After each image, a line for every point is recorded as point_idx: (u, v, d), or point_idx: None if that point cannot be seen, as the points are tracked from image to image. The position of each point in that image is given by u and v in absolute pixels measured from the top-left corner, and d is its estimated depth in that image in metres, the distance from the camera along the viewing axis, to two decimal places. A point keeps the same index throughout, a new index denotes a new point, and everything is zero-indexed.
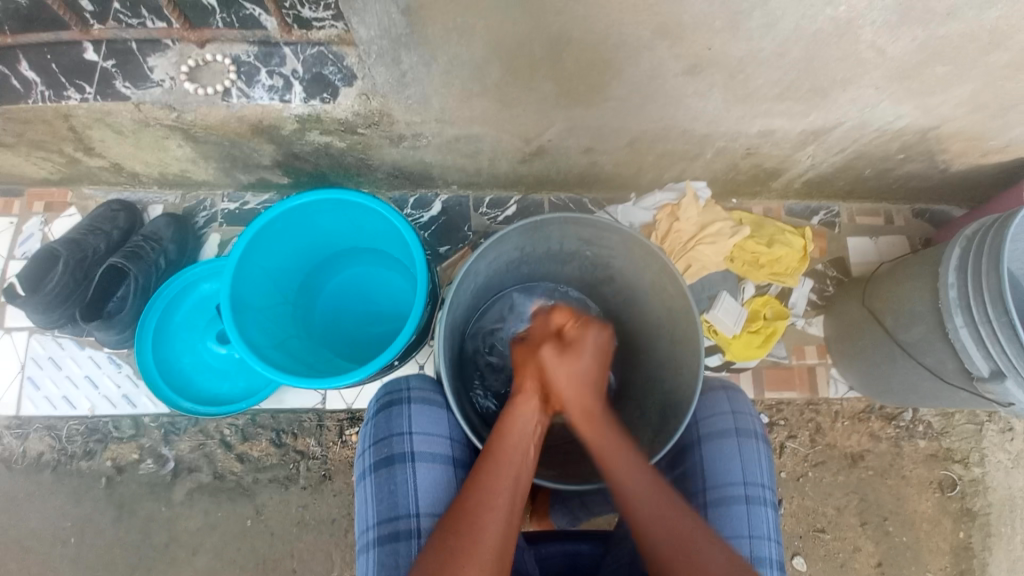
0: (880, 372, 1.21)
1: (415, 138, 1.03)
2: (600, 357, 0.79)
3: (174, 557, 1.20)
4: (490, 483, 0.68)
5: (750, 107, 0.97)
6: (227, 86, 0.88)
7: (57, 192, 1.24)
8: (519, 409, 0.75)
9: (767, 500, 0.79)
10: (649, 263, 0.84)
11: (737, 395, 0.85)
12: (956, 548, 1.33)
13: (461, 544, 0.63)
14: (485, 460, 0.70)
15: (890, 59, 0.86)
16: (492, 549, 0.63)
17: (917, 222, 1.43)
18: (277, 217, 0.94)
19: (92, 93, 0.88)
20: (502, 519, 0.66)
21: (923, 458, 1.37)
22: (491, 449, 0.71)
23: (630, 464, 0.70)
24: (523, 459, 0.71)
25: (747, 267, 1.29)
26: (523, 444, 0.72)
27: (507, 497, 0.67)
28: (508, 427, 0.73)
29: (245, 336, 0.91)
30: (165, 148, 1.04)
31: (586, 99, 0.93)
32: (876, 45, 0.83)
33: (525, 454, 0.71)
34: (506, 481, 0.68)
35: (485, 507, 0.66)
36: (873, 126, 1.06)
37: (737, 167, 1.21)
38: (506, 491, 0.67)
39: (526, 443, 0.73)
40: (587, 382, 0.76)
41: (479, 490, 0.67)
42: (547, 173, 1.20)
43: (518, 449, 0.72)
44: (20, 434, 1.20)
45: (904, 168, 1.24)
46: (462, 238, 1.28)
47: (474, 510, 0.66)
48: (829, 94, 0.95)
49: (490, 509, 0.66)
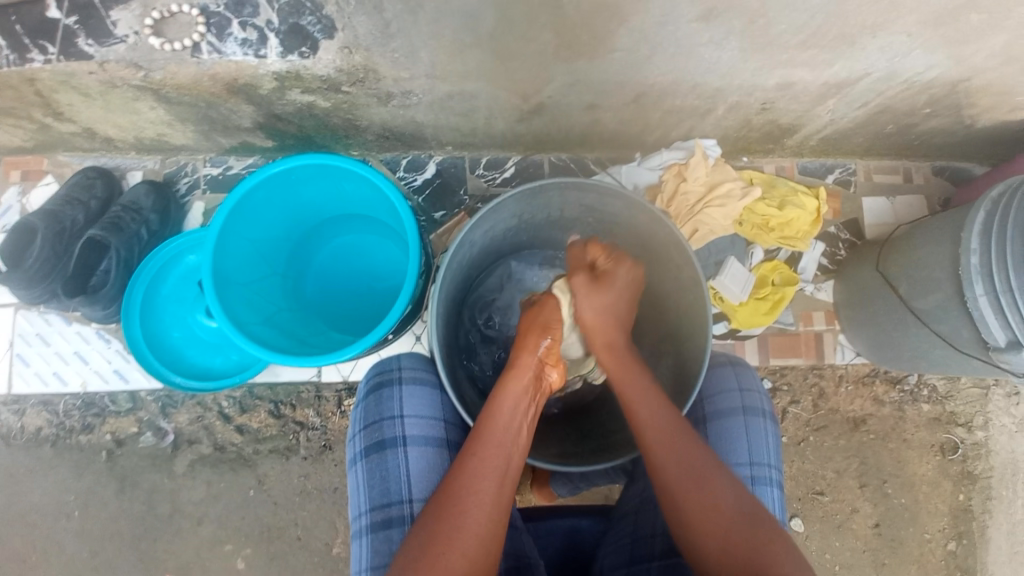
0: (890, 339, 1.17)
1: (405, 96, 0.95)
2: (631, 292, 0.78)
3: (179, 527, 1.21)
4: (475, 464, 0.66)
5: (769, 57, 0.89)
6: (196, 40, 0.81)
7: (33, 159, 1.18)
8: (512, 386, 0.73)
9: (772, 480, 0.78)
10: (655, 231, 0.79)
11: (744, 371, 0.83)
12: (954, 509, 1.34)
13: (445, 530, 0.62)
14: (471, 440, 0.69)
15: (926, 3, 0.80)
16: (475, 534, 0.62)
17: (935, 180, 1.36)
18: (258, 184, 0.89)
19: (56, 54, 0.81)
20: (487, 504, 0.64)
21: (925, 421, 1.36)
22: (478, 431, 0.69)
23: (647, 398, 0.70)
24: (514, 441, 0.69)
25: (756, 231, 1.24)
26: (516, 424, 0.70)
27: (493, 482, 0.65)
28: (496, 408, 0.71)
29: (230, 312, 0.87)
30: (137, 110, 0.97)
31: (589, 51, 0.86)
32: None
33: (516, 435, 0.69)
34: (494, 464, 0.66)
35: (470, 492, 0.64)
36: (899, 79, 0.98)
37: (750, 124, 1.13)
38: (493, 476, 0.66)
39: (519, 424, 0.70)
40: (613, 314, 0.77)
41: (465, 474, 0.66)
42: (547, 132, 1.13)
43: (508, 431, 0.69)
44: (17, 411, 1.19)
45: (927, 123, 1.16)
46: (457, 202, 1.22)
47: (459, 495, 0.64)
48: (856, 42, 0.87)
49: (474, 493, 0.64)
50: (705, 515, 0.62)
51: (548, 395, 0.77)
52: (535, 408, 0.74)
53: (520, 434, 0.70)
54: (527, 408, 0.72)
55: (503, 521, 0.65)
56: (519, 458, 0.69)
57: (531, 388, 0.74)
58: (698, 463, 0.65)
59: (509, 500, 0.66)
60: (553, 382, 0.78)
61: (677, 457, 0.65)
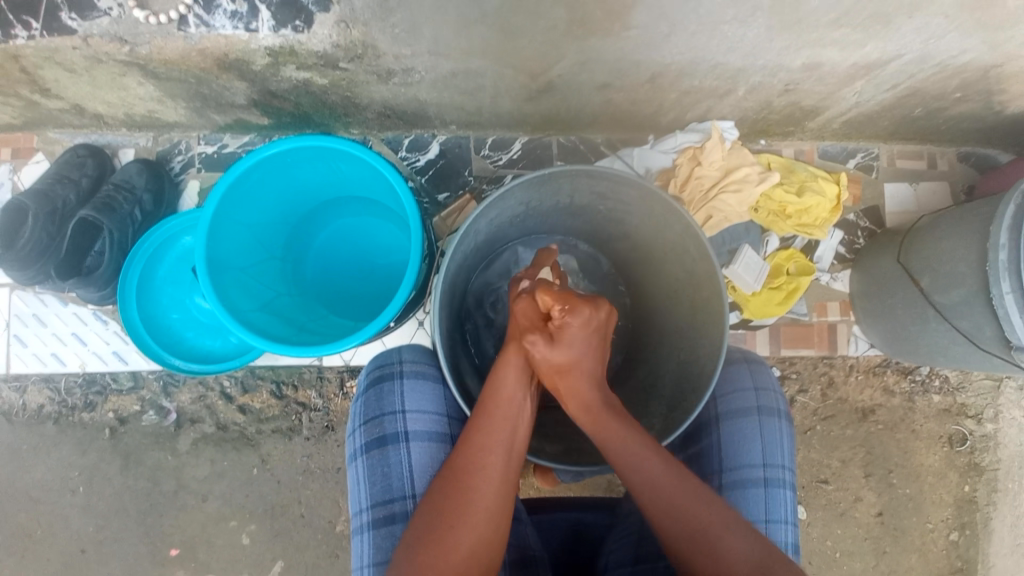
0: (907, 332, 1.13)
1: (406, 73, 0.90)
2: (596, 339, 0.72)
3: (185, 503, 1.22)
4: (483, 439, 0.65)
5: (797, 37, 0.83)
6: (182, 12, 0.76)
7: (23, 136, 1.13)
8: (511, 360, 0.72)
9: (785, 482, 0.76)
10: (669, 223, 0.74)
11: (760, 370, 0.81)
12: (959, 500, 1.33)
13: (454, 505, 0.62)
14: (477, 413, 0.68)
15: None
16: (484, 509, 0.62)
17: (961, 166, 1.30)
18: (253, 166, 0.85)
19: (39, 29, 0.76)
20: (496, 477, 0.64)
21: (935, 412, 1.33)
22: (483, 404, 0.68)
23: (639, 464, 0.64)
24: (519, 415, 0.68)
25: (772, 218, 1.19)
26: (520, 395, 0.69)
27: (501, 454, 0.65)
28: (501, 380, 0.70)
29: (226, 299, 0.85)
30: (125, 86, 0.92)
31: (603, 29, 0.80)
32: None
33: (521, 408, 0.68)
34: (501, 436, 0.66)
35: (478, 466, 0.64)
36: (932, 61, 0.92)
37: (770, 106, 1.07)
38: (500, 449, 0.65)
39: (524, 395, 0.70)
40: (581, 372, 0.71)
41: (471, 449, 0.65)
42: (556, 112, 1.07)
43: (513, 404, 0.68)
44: (19, 387, 1.19)
45: (957, 108, 1.10)
46: (462, 184, 1.18)
47: (467, 469, 0.64)
48: (892, 21, 0.81)
49: (483, 467, 0.64)
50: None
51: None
52: (539, 381, 0.73)
53: (526, 406, 0.69)
54: (531, 377, 0.72)
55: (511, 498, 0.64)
56: (527, 429, 0.68)
57: (534, 358, 0.73)
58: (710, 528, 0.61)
59: (517, 470, 0.66)
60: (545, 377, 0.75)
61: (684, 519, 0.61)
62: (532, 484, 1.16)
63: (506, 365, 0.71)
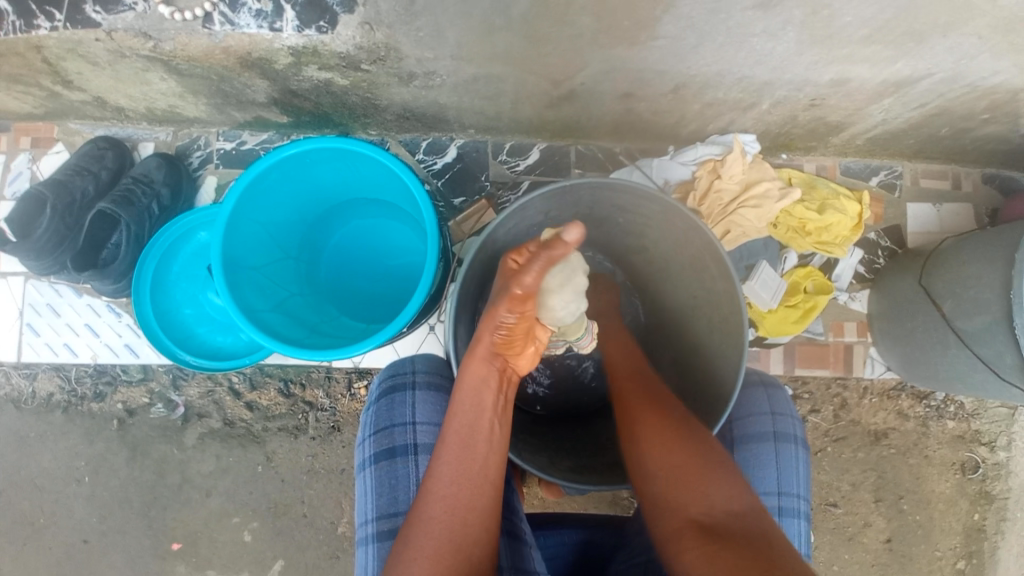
0: (926, 356, 1.11)
1: (428, 77, 0.90)
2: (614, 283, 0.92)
3: (188, 498, 1.22)
4: (442, 469, 0.63)
5: (826, 52, 0.81)
6: (208, 10, 0.75)
7: (44, 125, 1.14)
8: (469, 383, 0.66)
9: (800, 511, 0.76)
10: (690, 239, 0.73)
11: (777, 394, 0.79)
12: (968, 528, 1.30)
13: (415, 531, 0.61)
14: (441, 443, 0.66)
15: (1001, 6, 0.72)
16: (444, 538, 0.60)
17: (985, 189, 1.27)
18: (272, 166, 0.84)
19: (62, 21, 0.76)
20: (457, 509, 0.61)
21: (949, 438, 1.30)
22: (445, 433, 0.66)
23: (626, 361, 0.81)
24: (487, 439, 0.65)
25: (791, 234, 1.17)
26: (484, 422, 0.65)
27: (461, 484, 0.62)
28: (460, 406, 0.66)
29: (240, 299, 0.85)
30: (147, 81, 0.92)
31: (629, 38, 0.79)
32: None
33: (487, 435, 0.65)
34: (462, 466, 0.63)
35: (441, 497, 0.62)
36: (962, 82, 0.90)
37: (794, 120, 1.05)
38: (462, 480, 0.63)
39: (488, 422, 0.66)
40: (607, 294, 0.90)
41: (435, 479, 0.63)
42: (575, 119, 1.06)
43: (475, 431, 0.65)
44: (30, 374, 1.19)
45: (985, 129, 1.08)
46: (478, 189, 1.17)
47: (427, 500, 0.62)
48: (924, 41, 0.79)
49: (443, 498, 0.62)
50: (665, 441, 0.66)
51: (517, 385, 0.71)
52: (503, 401, 0.68)
53: (494, 433, 0.66)
54: (498, 400, 0.67)
55: (485, 526, 0.62)
56: (497, 457, 0.65)
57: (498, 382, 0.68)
58: (665, 406, 0.71)
59: (487, 500, 0.63)
60: (519, 368, 0.70)
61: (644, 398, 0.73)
62: (536, 493, 1.15)
63: (467, 389, 0.66)
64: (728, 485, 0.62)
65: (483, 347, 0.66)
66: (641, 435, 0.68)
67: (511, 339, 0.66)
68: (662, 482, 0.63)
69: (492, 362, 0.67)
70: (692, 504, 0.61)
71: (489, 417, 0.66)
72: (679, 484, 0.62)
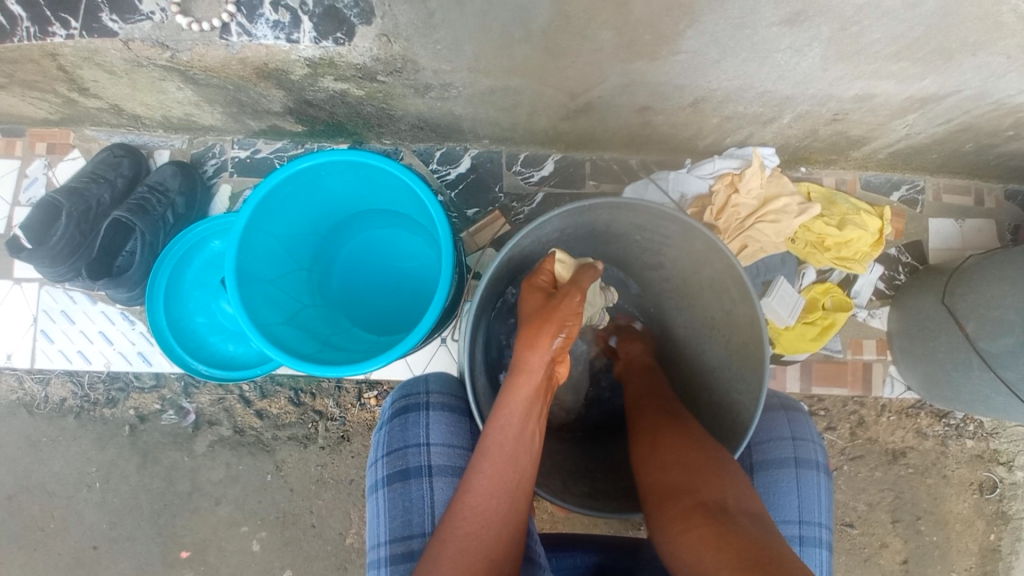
0: (947, 378, 1.08)
1: (444, 88, 0.89)
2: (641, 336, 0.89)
3: (197, 505, 1.21)
4: (479, 481, 0.62)
5: (852, 68, 0.80)
6: (225, 21, 0.75)
7: (60, 132, 1.14)
8: (519, 390, 0.67)
9: (821, 540, 0.73)
10: (711, 260, 0.71)
11: (798, 418, 0.77)
12: (984, 549, 1.27)
13: (453, 538, 0.59)
14: (478, 452, 0.64)
15: None
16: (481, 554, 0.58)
17: (1008, 205, 1.24)
18: (285, 179, 0.84)
19: (78, 29, 0.76)
20: (494, 522, 0.60)
21: (967, 458, 1.27)
22: (484, 444, 0.64)
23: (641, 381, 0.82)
24: (526, 450, 0.64)
25: (810, 250, 1.15)
26: (528, 431, 0.65)
27: (499, 497, 0.61)
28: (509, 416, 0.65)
29: (253, 313, 0.84)
30: (164, 90, 0.92)
31: (650, 52, 0.77)
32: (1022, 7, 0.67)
33: (528, 445, 0.64)
34: (502, 480, 0.62)
35: (478, 509, 0.61)
36: (990, 99, 0.88)
37: (815, 134, 1.03)
38: (503, 492, 0.62)
39: (529, 432, 0.65)
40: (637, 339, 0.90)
41: (472, 489, 0.62)
42: (591, 131, 1.05)
43: (519, 442, 0.64)
44: (42, 379, 1.19)
45: (1011, 145, 1.05)
46: (491, 200, 1.16)
47: (462, 513, 0.61)
48: (953, 58, 0.77)
49: (482, 512, 0.61)
50: (658, 446, 0.67)
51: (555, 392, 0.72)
52: (545, 411, 0.68)
53: (533, 443, 0.65)
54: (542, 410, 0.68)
55: (517, 546, 0.61)
56: (533, 470, 0.64)
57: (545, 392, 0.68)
58: (673, 412, 0.73)
59: (523, 512, 0.63)
60: (558, 377, 0.72)
61: (649, 405, 0.75)
62: (546, 508, 1.13)
63: (511, 395, 0.66)
64: (735, 483, 0.61)
65: (543, 352, 0.68)
66: (655, 436, 0.69)
67: (565, 345, 0.71)
68: (669, 476, 0.63)
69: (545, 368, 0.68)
70: (698, 491, 0.60)
71: (531, 425, 0.65)
72: (687, 474, 0.62)
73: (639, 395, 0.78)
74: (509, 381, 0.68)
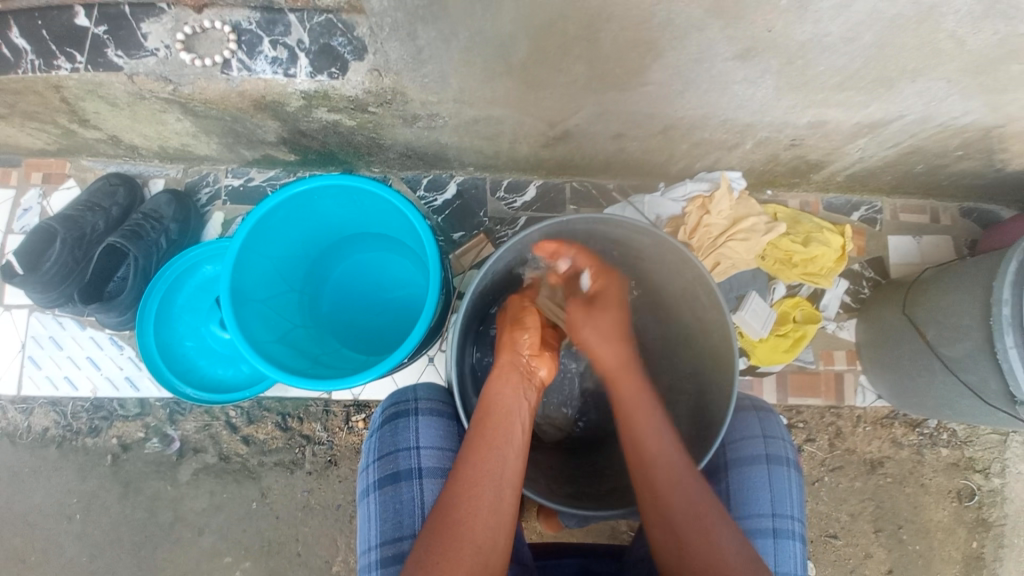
0: (913, 384, 1.14)
1: (431, 118, 0.95)
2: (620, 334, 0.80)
3: (180, 536, 1.19)
4: (468, 471, 0.65)
5: (803, 96, 0.88)
6: (226, 57, 0.80)
7: (56, 162, 1.17)
8: (500, 388, 0.74)
9: (795, 533, 0.76)
10: (682, 271, 0.76)
11: (768, 418, 0.81)
12: (967, 557, 1.30)
13: (443, 529, 0.62)
14: (467, 446, 0.68)
15: (968, 52, 0.77)
16: (472, 544, 0.61)
17: (963, 222, 1.33)
18: (279, 204, 0.88)
19: (83, 63, 0.80)
20: (483, 515, 0.63)
21: (944, 466, 1.31)
22: (472, 436, 0.68)
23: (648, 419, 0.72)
24: (510, 442, 0.68)
25: (778, 266, 1.22)
26: (510, 422, 0.70)
27: (487, 488, 0.64)
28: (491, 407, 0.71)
29: (246, 329, 0.86)
30: (163, 121, 0.97)
31: (621, 84, 0.84)
32: (956, 36, 0.74)
33: (510, 436, 0.68)
34: (488, 470, 0.65)
35: (466, 500, 0.63)
36: (933, 122, 0.96)
37: (777, 158, 1.11)
38: (490, 484, 0.65)
39: (512, 424, 0.70)
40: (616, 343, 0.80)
41: (462, 482, 0.65)
42: (570, 158, 1.12)
43: (501, 432, 0.69)
44: (26, 408, 1.18)
45: (958, 166, 1.14)
46: (476, 224, 1.21)
47: (453, 505, 0.64)
48: (894, 86, 0.85)
49: (471, 502, 0.63)
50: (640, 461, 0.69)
51: (540, 391, 0.78)
52: (529, 411, 0.74)
53: (514, 434, 0.69)
54: (520, 404, 0.73)
55: (504, 539, 0.63)
56: (519, 461, 0.67)
57: (521, 385, 0.75)
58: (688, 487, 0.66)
59: (511, 506, 0.65)
60: (541, 377, 0.79)
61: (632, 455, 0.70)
62: (534, 528, 1.14)
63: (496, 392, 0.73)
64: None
65: (512, 350, 0.79)
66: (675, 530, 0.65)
67: (534, 342, 0.80)
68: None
69: (517, 365, 0.77)
70: None
71: (513, 423, 0.70)
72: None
73: (633, 447, 0.71)
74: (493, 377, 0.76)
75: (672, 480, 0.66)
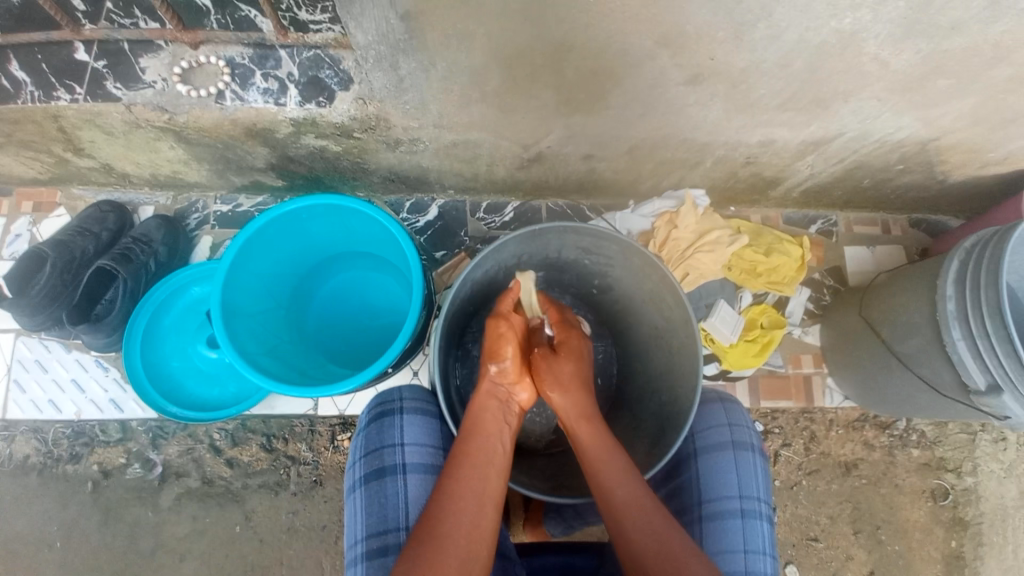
0: (876, 382, 1.20)
1: (412, 143, 1.01)
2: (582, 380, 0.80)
3: (162, 564, 1.18)
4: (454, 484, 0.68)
5: (751, 117, 0.97)
6: (221, 88, 0.86)
7: (46, 191, 1.21)
8: (485, 415, 0.76)
9: (762, 513, 0.80)
10: (648, 274, 0.82)
11: (734, 407, 0.86)
12: (946, 556, 1.34)
13: (428, 539, 0.63)
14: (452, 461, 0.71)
15: (892, 72, 0.86)
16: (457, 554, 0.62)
17: (912, 232, 1.44)
18: (268, 222, 0.92)
19: (82, 94, 0.85)
20: (466, 526, 0.65)
21: (916, 466, 1.37)
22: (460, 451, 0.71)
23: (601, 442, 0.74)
24: (492, 459, 0.71)
25: (744, 276, 1.29)
26: (492, 444, 0.73)
27: (472, 502, 0.67)
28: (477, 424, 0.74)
29: (235, 342, 0.89)
30: (157, 149, 1.01)
31: (587, 107, 0.92)
32: (879, 57, 0.82)
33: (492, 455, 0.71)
34: (472, 484, 0.68)
35: (452, 512, 0.65)
36: (872, 138, 1.06)
37: (736, 175, 1.20)
38: (473, 496, 0.67)
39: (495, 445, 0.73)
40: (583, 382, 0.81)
41: (448, 494, 0.67)
42: (545, 179, 1.19)
43: (486, 450, 0.72)
44: (7, 436, 1.18)
45: (901, 179, 1.24)
46: (458, 243, 1.27)
47: (439, 515, 0.65)
48: (830, 106, 0.95)
49: (456, 513, 0.65)
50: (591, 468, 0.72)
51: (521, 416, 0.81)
52: (511, 437, 0.76)
53: (498, 453, 0.72)
54: (503, 429, 0.75)
55: (487, 547, 0.65)
56: (501, 479, 0.70)
57: (502, 410, 0.77)
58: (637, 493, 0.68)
59: (494, 518, 0.67)
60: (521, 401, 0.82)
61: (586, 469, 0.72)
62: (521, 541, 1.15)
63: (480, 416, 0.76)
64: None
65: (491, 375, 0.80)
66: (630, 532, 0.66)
67: (515, 368, 0.80)
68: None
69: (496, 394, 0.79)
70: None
71: (495, 445, 0.73)
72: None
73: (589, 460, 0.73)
74: (475, 401, 0.78)
75: (620, 477, 0.69)
